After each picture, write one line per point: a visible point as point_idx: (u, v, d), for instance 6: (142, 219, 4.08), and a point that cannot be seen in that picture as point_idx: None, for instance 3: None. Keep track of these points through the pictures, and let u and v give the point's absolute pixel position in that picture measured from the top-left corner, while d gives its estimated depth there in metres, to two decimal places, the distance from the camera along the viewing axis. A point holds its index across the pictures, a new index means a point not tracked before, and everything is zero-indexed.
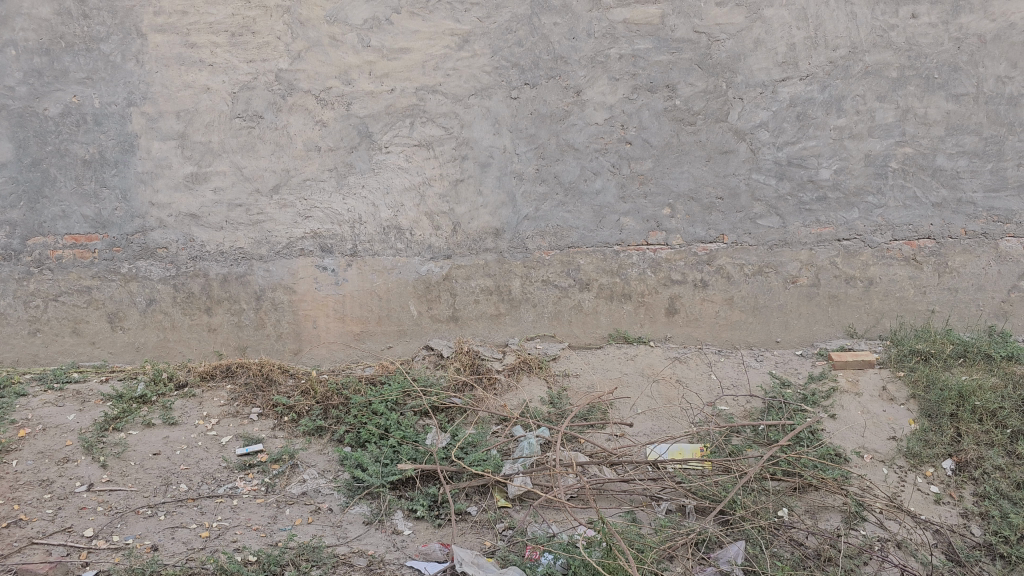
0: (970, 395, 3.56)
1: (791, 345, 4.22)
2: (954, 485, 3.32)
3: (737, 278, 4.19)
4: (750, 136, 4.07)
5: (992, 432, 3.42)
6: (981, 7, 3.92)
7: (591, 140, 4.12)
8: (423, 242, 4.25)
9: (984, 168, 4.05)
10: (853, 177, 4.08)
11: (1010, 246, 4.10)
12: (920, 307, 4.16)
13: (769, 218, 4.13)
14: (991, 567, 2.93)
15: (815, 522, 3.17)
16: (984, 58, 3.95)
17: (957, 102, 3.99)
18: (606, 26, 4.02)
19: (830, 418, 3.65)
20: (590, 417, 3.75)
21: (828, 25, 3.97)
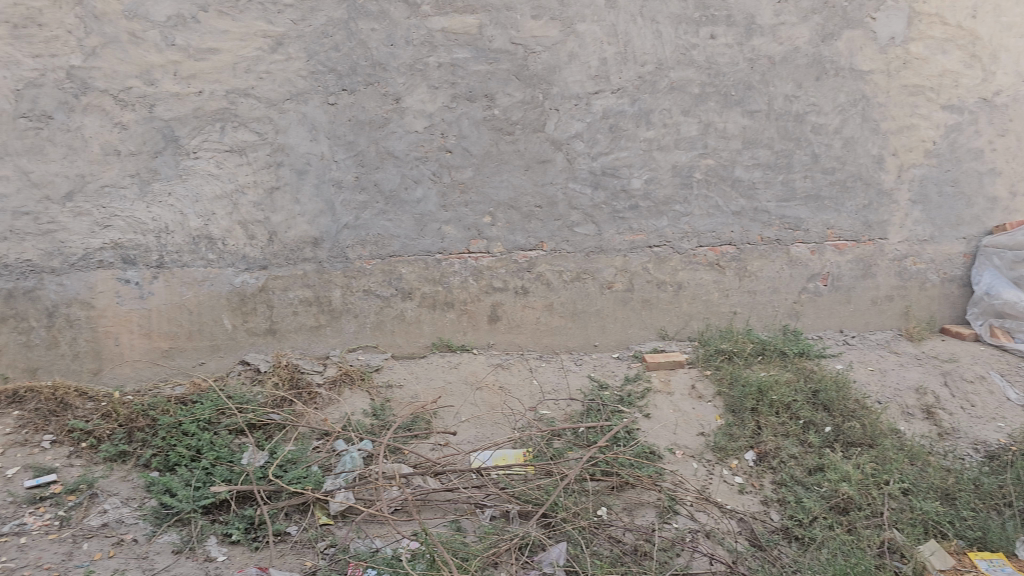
0: (768, 389, 3.81)
1: (608, 348, 4.38)
2: (756, 475, 3.55)
3: (557, 284, 4.29)
4: (566, 147, 4.19)
5: (787, 423, 3.69)
6: (770, 30, 4.22)
7: (411, 148, 4.09)
8: (237, 252, 4.05)
9: (776, 179, 4.38)
10: (661, 187, 4.29)
11: (800, 251, 4.45)
12: (724, 309, 4.44)
13: (585, 226, 4.26)
14: (788, 549, 3.18)
15: (632, 519, 3.29)
16: (773, 78, 4.28)
17: (752, 118, 4.30)
18: (424, 34, 4.00)
19: (644, 418, 3.80)
20: (414, 428, 3.72)
21: (636, 42, 4.15)
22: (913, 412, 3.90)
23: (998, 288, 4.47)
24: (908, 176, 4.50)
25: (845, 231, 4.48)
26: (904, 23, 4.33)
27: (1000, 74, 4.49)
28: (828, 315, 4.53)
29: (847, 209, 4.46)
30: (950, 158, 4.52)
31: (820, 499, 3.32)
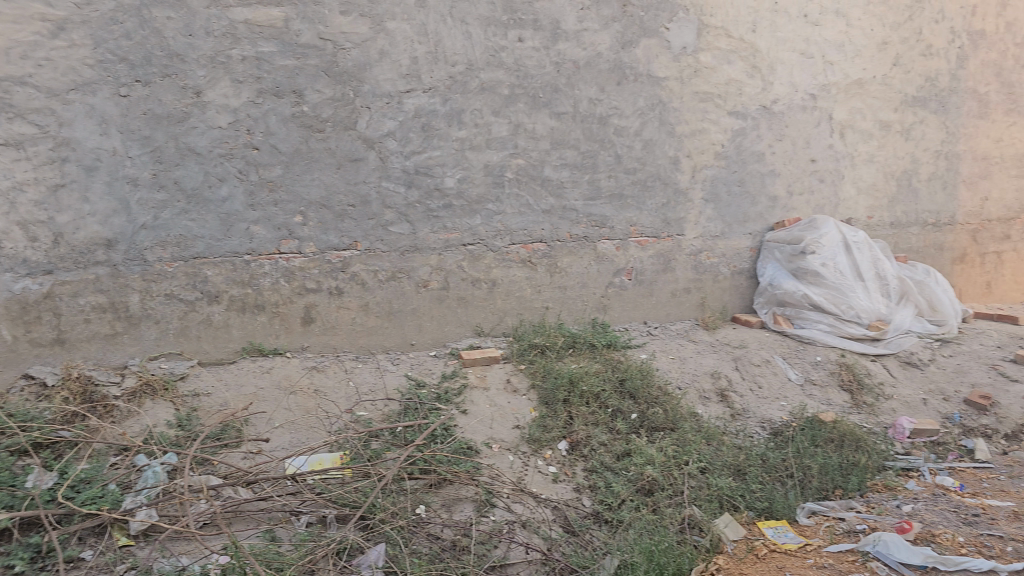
0: (578, 380, 3.97)
1: (425, 346, 4.39)
2: (568, 464, 3.69)
3: (372, 284, 4.24)
4: (378, 145, 4.16)
5: (597, 412, 3.87)
6: (574, 36, 4.41)
7: (214, 144, 3.90)
8: (16, 255, 3.68)
9: (583, 179, 4.57)
10: (474, 186, 4.36)
11: (605, 247, 4.67)
12: (536, 305, 4.57)
13: (399, 225, 4.25)
14: (599, 532, 3.33)
15: (450, 515, 3.31)
16: (578, 82, 4.47)
17: (559, 119, 4.47)
18: (226, 25, 3.83)
19: (461, 414, 3.84)
20: (223, 437, 3.54)
21: (446, 42, 4.19)
22: (709, 395, 4.20)
23: (779, 279, 4.87)
24: (701, 176, 4.84)
25: (646, 228, 4.75)
26: (694, 34, 4.66)
27: (776, 85, 4.94)
28: (632, 307, 4.78)
29: (647, 207, 4.73)
30: (736, 160, 4.91)
31: (628, 482, 3.50)
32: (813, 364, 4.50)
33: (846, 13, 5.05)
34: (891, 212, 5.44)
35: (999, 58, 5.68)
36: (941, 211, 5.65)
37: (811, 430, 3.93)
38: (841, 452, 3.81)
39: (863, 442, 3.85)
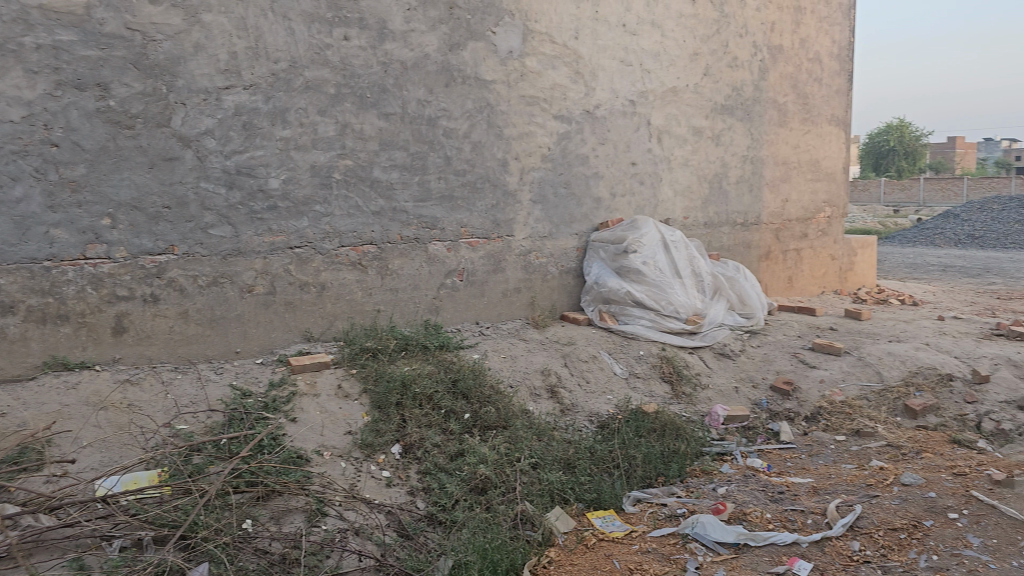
0: (411, 383, 3.94)
1: (250, 354, 4.18)
2: (402, 467, 3.65)
3: (191, 290, 4.00)
4: (195, 143, 3.94)
5: (430, 414, 3.86)
6: (401, 36, 4.40)
7: (5, 140, 3.55)
8: None
9: (413, 180, 4.55)
10: (300, 187, 4.23)
11: (436, 249, 4.67)
12: (368, 308, 4.49)
13: (220, 228, 4.04)
14: (433, 534, 3.32)
15: (279, 527, 3.18)
16: (406, 83, 4.45)
17: (387, 120, 4.43)
18: (17, 10, 3.50)
19: (290, 422, 3.70)
20: (21, 460, 3.21)
21: (267, 37, 4.05)
22: (540, 392, 4.29)
23: (604, 277, 5.06)
24: (529, 178, 4.95)
25: (477, 229, 4.80)
26: (520, 39, 4.78)
27: (598, 91, 5.14)
28: (464, 308, 4.80)
29: (477, 209, 4.78)
30: (563, 162, 5.06)
31: (461, 482, 3.52)
32: (637, 358, 4.70)
33: (661, 24, 5.37)
34: (705, 213, 5.79)
35: (794, 71, 6.25)
36: (748, 212, 6.08)
37: (635, 421, 4.10)
38: (662, 441, 4.01)
39: (682, 431, 4.08)
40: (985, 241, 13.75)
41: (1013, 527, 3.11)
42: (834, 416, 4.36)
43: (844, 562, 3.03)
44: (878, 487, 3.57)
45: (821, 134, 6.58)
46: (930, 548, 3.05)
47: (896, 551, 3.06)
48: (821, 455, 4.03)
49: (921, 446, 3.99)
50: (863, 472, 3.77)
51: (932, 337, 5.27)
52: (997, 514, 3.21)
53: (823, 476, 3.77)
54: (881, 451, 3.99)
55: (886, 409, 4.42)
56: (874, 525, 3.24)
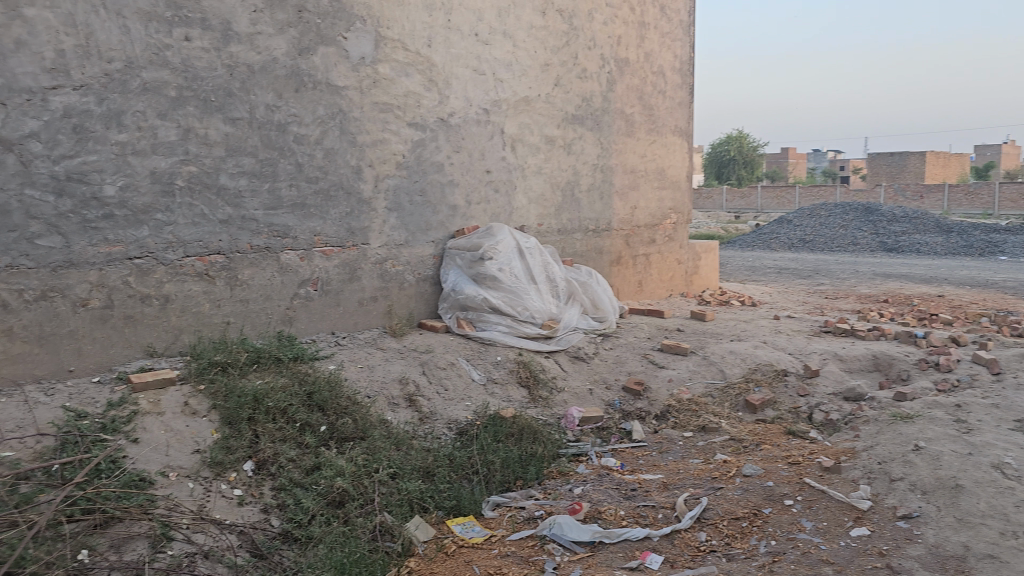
0: (264, 397, 3.80)
1: (86, 372, 3.89)
2: (255, 484, 3.51)
3: (17, 306, 3.68)
4: (18, 147, 3.64)
5: (284, 428, 3.73)
6: (247, 39, 4.26)
7: None
8: None
9: (262, 188, 4.41)
10: (138, 194, 4.00)
11: (289, 258, 4.55)
12: (216, 320, 4.30)
13: (49, 237, 3.75)
14: (289, 552, 3.23)
15: (119, 556, 2.97)
16: (253, 87, 4.31)
17: (234, 125, 4.27)
18: None
19: (131, 443, 3.47)
20: None
21: (99, 35, 3.81)
22: (398, 401, 4.25)
23: (461, 284, 5.08)
24: (383, 186, 4.90)
25: (331, 238, 4.70)
26: (372, 45, 4.74)
27: (452, 99, 5.16)
28: (319, 318, 4.69)
29: (331, 217, 4.69)
30: (417, 170, 5.05)
31: (317, 497, 3.43)
32: (495, 364, 4.74)
33: (513, 34, 5.47)
34: (558, 220, 5.93)
35: (640, 83, 6.52)
36: (599, 219, 6.28)
37: (493, 426, 4.14)
38: (520, 445, 4.07)
39: (539, 434, 4.15)
40: (815, 244, 14.82)
41: (840, 510, 3.36)
42: (682, 413, 4.57)
43: (692, 553, 3.18)
44: (722, 479, 3.77)
45: (666, 145, 6.90)
46: (769, 534, 3.25)
47: (739, 539, 3.25)
48: (670, 452, 4.22)
49: (760, 438, 4.25)
50: (708, 466, 3.97)
51: (769, 335, 5.63)
52: (827, 499, 3.46)
53: (672, 472, 3.95)
54: (725, 444, 4.21)
55: (729, 404, 4.67)
56: (719, 515, 3.42)
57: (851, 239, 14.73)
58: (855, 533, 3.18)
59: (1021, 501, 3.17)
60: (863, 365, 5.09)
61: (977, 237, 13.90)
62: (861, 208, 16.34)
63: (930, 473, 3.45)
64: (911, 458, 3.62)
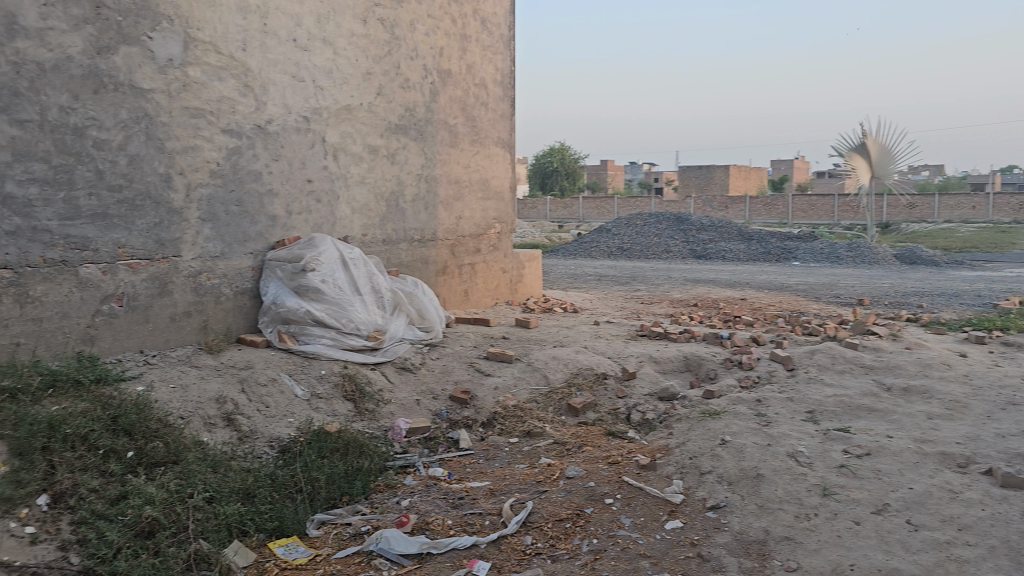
0: (60, 423, 3.45)
1: None
2: (51, 520, 3.16)
3: None
4: None
5: (85, 456, 3.41)
6: (36, 34, 3.92)
7: None
8: None
9: (57, 197, 4.07)
10: None
11: (90, 272, 4.20)
12: (3, 342, 3.87)
13: None
14: None
15: None
16: (45, 86, 3.97)
17: (22, 127, 3.90)
18: None
19: None
20: None
21: None
22: (214, 421, 4.03)
23: (282, 297, 4.92)
24: (196, 195, 4.66)
25: (137, 250, 4.40)
26: (180, 46, 4.49)
27: (269, 105, 5.00)
28: (125, 336, 4.37)
29: (137, 227, 4.39)
30: (233, 178, 4.84)
31: (124, 529, 3.16)
32: (319, 378, 4.60)
33: (332, 41, 5.37)
34: (383, 230, 5.87)
35: (463, 95, 6.60)
36: (424, 229, 6.28)
37: (317, 442, 4.03)
38: (345, 460, 3.99)
39: (365, 448, 4.09)
40: (632, 252, 15.58)
41: (656, 505, 3.54)
42: (508, 420, 4.65)
43: (519, 556, 3.23)
44: (546, 483, 3.86)
45: (489, 156, 7.02)
46: (591, 533, 3.36)
47: (562, 539, 3.34)
48: (497, 458, 4.28)
49: (583, 440, 4.40)
50: (533, 470, 4.06)
51: (590, 340, 5.85)
52: (643, 495, 3.63)
53: (499, 478, 4.00)
54: (549, 448, 4.33)
55: (553, 409, 4.81)
56: (544, 518, 3.50)
57: (664, 247, 15.59)
58: (669, 526, 3.35)
59: (812, 485, 3.48)
60: (675, 366, 5.40)
61: (773, 244, 15.15)
62: (673, 218, 17.36)
63: (734, 464, 3.71)
64: (718, 452, 3.87)
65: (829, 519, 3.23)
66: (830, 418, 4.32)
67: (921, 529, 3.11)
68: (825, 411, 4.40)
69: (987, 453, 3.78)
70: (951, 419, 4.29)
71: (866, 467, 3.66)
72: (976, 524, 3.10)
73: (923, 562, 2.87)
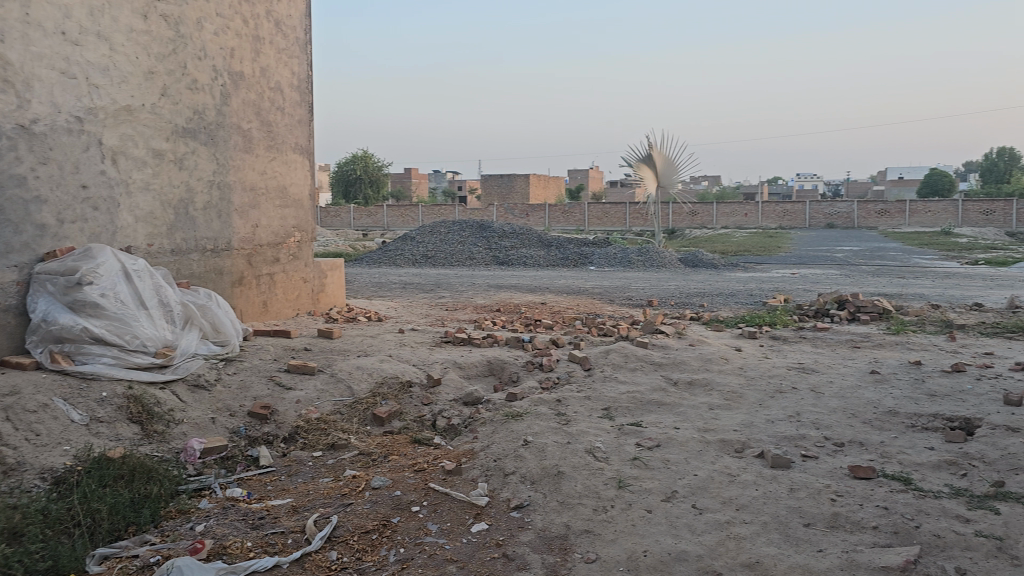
0: None
1: None
2: None
3: None
4: None
5: None
6: None
7: None
8: None
9: None
10: None
11: None
12: None
13: None
14: None
15: None
16: None
17: None
18: None
19: None
20: None
21: None
22: None
23: (53, 313, 4.49)
24: None
25: None
26: None
27: (34, 103, 4.54)
28: None
29: None
30: None
31: None
32: (99, 401, 4.20)
33: (109, 36, 4.98)
34: (171, 239, 5.52)
35: (257, 98, 6.35)
36: (218, 238, 5.97)
37: (97, 470, 3.69)
38: (130, 487, 3.68)
39: (153, 473, 3.81)
40: (436, 259, 15.68)
41: (462, 509, 3.57)
42: (311, 433, 4.53)
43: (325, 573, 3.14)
44: (351, 495, 3.78)
45: (287, 162, 6.80)
46: (397, 543, 3.33)
47: (369, 552, 3.28)
48: (300, 474, 4.14)
49: (388, 449, 4.36)
50: (338, 483, 3.97)
51: (395, 348, 5.82)
52: (450, 500, 3.66)
53: (301, 494, 3.87)
54: (354, 460, 4.25)
55: (358, 419, 4.73)
56: (349, 531, 3.42)
57: (468, 254, 15.82)
58: (475, 529, 3.39)
59: (608, 479, 3.66)
60: (479, 370, 5.49)
61: (571, 250, 15.82)
62: (476, 226, 17.67)
63: (536, 464, 3.83)
64: (521, 452, 3.98)
65: (624, 509, 3.41)
66: (623, 414, 4.57)
67: (705, 512, 3.35)
68: (620, 408, 4.65)
69: (759, 437, 4.16)
70: (728, 409, 4.68)
71: (656, 458, 3.90)
72: (751, 503, 3.39)
73: (707, 542, 3.10)
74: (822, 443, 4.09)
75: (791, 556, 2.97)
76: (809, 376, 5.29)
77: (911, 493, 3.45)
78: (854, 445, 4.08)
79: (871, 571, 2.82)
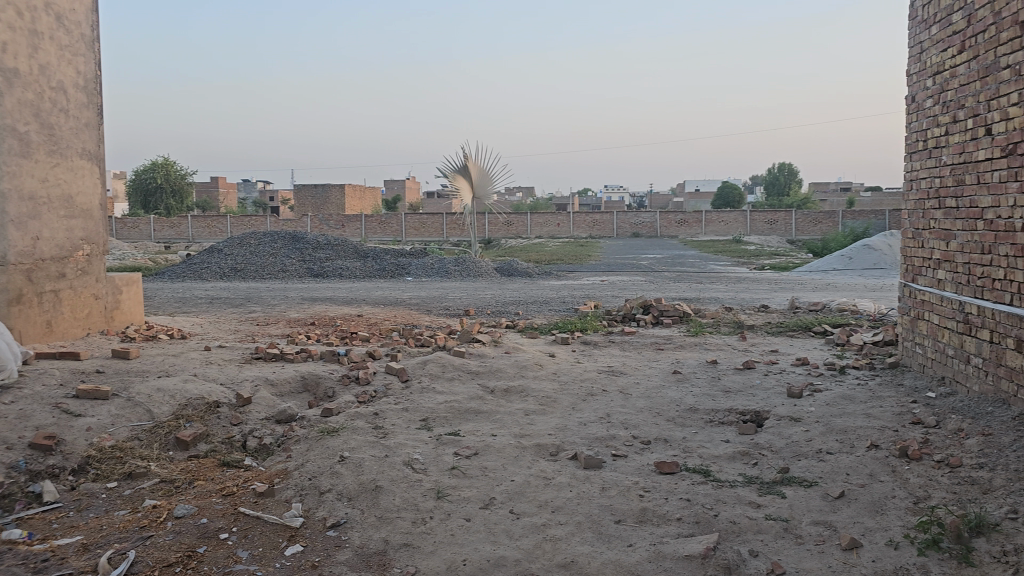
0: None
1: None
2: None
3: None
4: None
5: None
6: None
7: None
8: None
9: None
10: None
11: None
12: None
13: None
14: None
15: None
16: None
17: None
18: None
19: None
20: None
21: None
22: None
23: None
24: None
25: None
26: None
27: None
28: None
29: None
30: None
31: None
32: None
33: None
34: None
35: (35, 99, 5.80)
36: None
37: None
38: None
39: None
40: (246, 273, 15.00)
41: (275, 532, 3.41)
42: (104, 463, 4.17)
43: None
44: (151, 527, 3.51)
45: (72, 169, 6.25)
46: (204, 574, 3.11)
47: None
48: (92, 508, 3.79)
49: (192, 475, 4.11)
50: (136, 515, 3.67)
51: (199, 367, 5.50)
52: (261, 524, 3.49)
53: (93, 530, 3.54)
54: (154, 489, 3.96)
55: (159, 445, 4.41)
56: (149, 566, 3.15)
57: (280, 266, 15.27)
58: (289, 552, 3.25)
59: (426, 491, 3.64)
60: (292, 387, 5.29)
61: (388, 261, 15.68)
62: (288, 237, 17.09)
63: (353, 480, 3.74)
64: (337, 469, 3.87)
65: (442, 520, 3.40)
66: (441, 424, 4.57)
67: (522, 516, 3.41)
68: (438, 418, 4.64)
69: (572, 440, 4.29)
70: (543, 413, 4.80)
71: (474, 466, 3.93)
72: (565, 505, 3.49)
73: (525, 546, 3.15)
74: (630, 442, 4.29)
75: (603, 553, 3.08)
76: (618, 379, 5.53)
77: (710, 484, 3.69)
78: (659, 442, 4.31)
79: (676, 560, 2.98)
